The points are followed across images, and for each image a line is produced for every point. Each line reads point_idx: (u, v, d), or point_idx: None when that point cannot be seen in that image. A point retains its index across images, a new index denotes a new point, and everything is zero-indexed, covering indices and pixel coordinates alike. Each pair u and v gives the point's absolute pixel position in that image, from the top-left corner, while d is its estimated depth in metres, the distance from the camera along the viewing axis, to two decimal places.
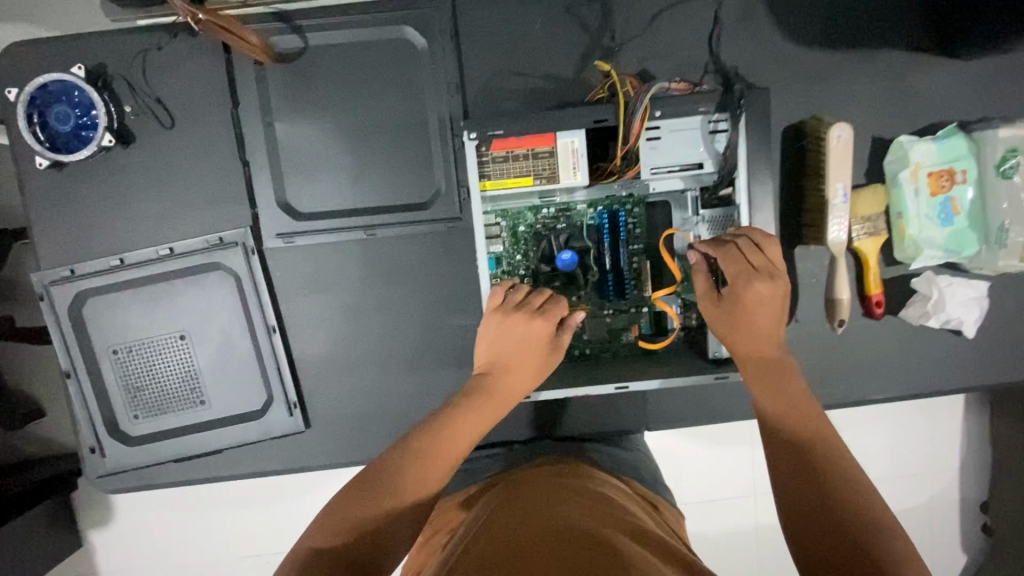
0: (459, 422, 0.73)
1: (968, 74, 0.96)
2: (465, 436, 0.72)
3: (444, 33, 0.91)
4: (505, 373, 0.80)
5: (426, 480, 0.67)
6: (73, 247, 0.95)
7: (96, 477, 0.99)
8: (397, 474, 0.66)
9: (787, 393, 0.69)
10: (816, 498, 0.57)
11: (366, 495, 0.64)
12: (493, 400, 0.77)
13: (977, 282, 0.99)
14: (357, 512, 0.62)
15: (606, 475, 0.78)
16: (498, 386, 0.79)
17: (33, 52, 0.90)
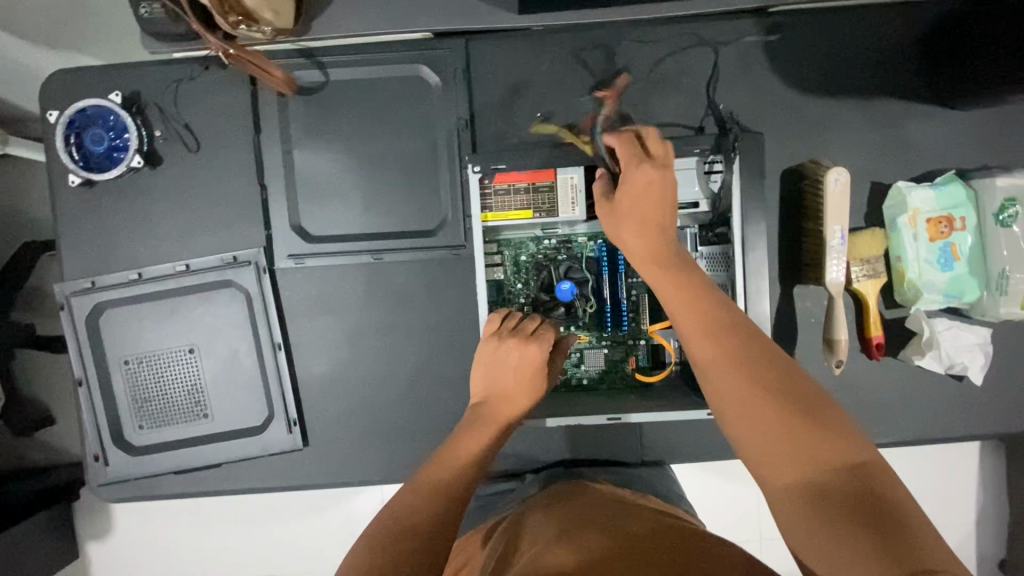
0: (463, 444, 0.75)
1: (966, 124, 0.98)
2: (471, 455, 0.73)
3: (456, 72, 0.96)
4: (503, 400, 0.82)
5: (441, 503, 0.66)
6: (96, 261, 1.00)
7: (97, 486, 1.01)
8: (415, 502, 0.65)
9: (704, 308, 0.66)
10: (765, 439, 0.57)
11: (390, 528, 0.62)
12: (493, 425, 0.79)
13: (978, 326, 0.99)
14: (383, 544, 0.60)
15: (614, 489, 0.83)
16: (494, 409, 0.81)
17: (76, 79, 0.97)
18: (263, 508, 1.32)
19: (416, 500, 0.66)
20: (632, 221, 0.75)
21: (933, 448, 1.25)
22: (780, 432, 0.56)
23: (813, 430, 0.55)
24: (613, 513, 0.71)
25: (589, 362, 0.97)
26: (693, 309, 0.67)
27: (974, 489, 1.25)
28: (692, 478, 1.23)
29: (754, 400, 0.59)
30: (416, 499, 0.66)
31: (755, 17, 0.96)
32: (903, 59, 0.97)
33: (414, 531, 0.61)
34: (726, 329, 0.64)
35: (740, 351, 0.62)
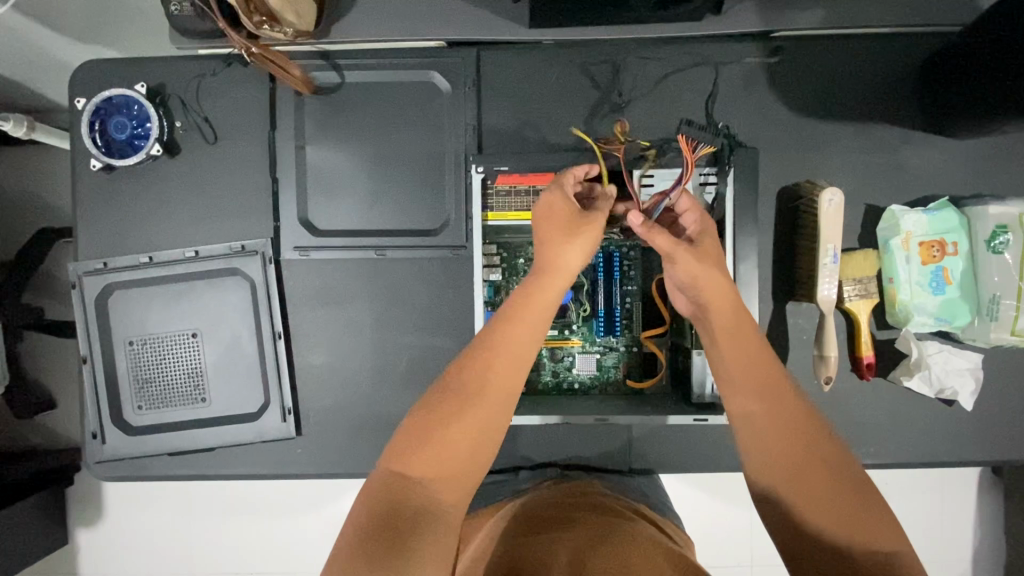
0: (486, 370, 0.66)
1: (959, 153, 1.00)
2: (497, 387, 0.65)
3: (467, 80, 1.00)
4: (530, 316, 0.69)
5: (465, 446, 0.62)
6: (110, 243, 1.03)
7: (93, 463, 1.03)
8: (437, 436, 0.62)
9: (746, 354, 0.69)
10: (804, 503, 0.60)
11: (410, 456, 0.61)
12: (516, 350, 0.67)
13: (970, 351, 0.99)
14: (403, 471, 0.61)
15: (607, 493, 0.84)
16: (518, 330, 0.68)
17: (104, 69, 1.02)
18: (253, 500, 1.33)
19: (438, 435, 0.62)
20: (711, 267, 0.72)
21: (924, 475, 1.24)
22: (822, 502, 0.59)
23: (853, 506, 0.59)
24: (605, 512, 0.73)
25: (580, 366, 0.98)
26: (755, 367, 0.68)
27: (965, 519, 1.24)
28: (681, 492, 1.23)
29: (804, 466, 0.62)
30: (438, 434, 0.62)
31: (757, 41, 0.99)
32: (899, 88, 1.00)
33: (443, 465, 0.61)
34: (783, 392, 0.66)
35: (792, 418, 0.65)
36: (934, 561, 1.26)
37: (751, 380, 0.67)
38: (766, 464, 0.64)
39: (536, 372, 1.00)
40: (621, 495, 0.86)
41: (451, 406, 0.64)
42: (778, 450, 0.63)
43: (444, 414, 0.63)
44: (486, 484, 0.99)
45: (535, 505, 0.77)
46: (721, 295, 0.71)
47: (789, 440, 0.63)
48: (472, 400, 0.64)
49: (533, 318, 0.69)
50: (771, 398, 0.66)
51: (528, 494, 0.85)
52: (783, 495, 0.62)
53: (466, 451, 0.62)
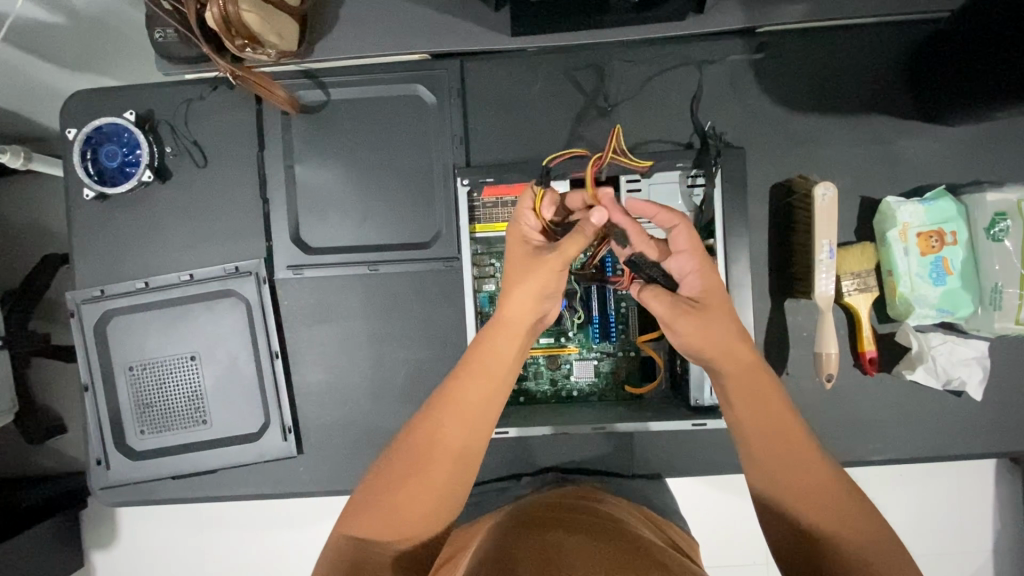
0: (437, 429, 0.67)
1: (954, 140, 0.99)
2: (449, 446, 0.67)
3: (451, 91, 1.00)
4: (478, 380, 0.70)
5: (426, 503, 0.65)
6: (106, 270, 1.04)
7: (99, 490, 1.04)
8: (390, 500, 0.65)
9: (754, 404, 0.68)
10: (822, 524, 0.61)
11: (365, 515, 0.65)
12: (472, 413, 0.68)
13: (975, 341, 0.98)
14: (359, 532, 0.64)
15: (613, 498, 0.83)
16: (472, 390, 0.69)
17: (94, 98, 1.03)
18: (260, 516, 1.33)
19: (394, 495, 0.65)
20: (721, 330, 0.70)
21: (936, 466, 1.22)
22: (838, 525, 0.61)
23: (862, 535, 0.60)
24: (611, 519, 0.72)
25: (578, 373, 0.98)
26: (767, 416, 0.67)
27: (979, 509, 1.22)
28: (687, 492, 1.21)
29: (822, 496, 0.62)
30: (394, 490, 0.65)
31: (742, 38, 0.98)
32: (889, 77, 0.99)
33: (395, 524, 0.64)
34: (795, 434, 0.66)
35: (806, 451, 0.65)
36: (950, 554, 1.23)
37: (763, 422, 0.67)
38: (783, 490, 0.64)
39: (533, 380, 1.00)
40: (629, 500, 0.86)
41: (401, 470, 0.66)
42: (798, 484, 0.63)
43: (395, 477, 0.66)
44: (490, 491, 0.98)
45: (538, 509, 0.75)
46: (726, 349, 0.69)
47: (805, 474, 0.64)
48: (424, 461, 0.66)
49: (481, 381, 0.70)
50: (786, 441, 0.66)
51: (538, 495, 0.84)
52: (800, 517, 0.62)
53: (426, 504, 0.65)
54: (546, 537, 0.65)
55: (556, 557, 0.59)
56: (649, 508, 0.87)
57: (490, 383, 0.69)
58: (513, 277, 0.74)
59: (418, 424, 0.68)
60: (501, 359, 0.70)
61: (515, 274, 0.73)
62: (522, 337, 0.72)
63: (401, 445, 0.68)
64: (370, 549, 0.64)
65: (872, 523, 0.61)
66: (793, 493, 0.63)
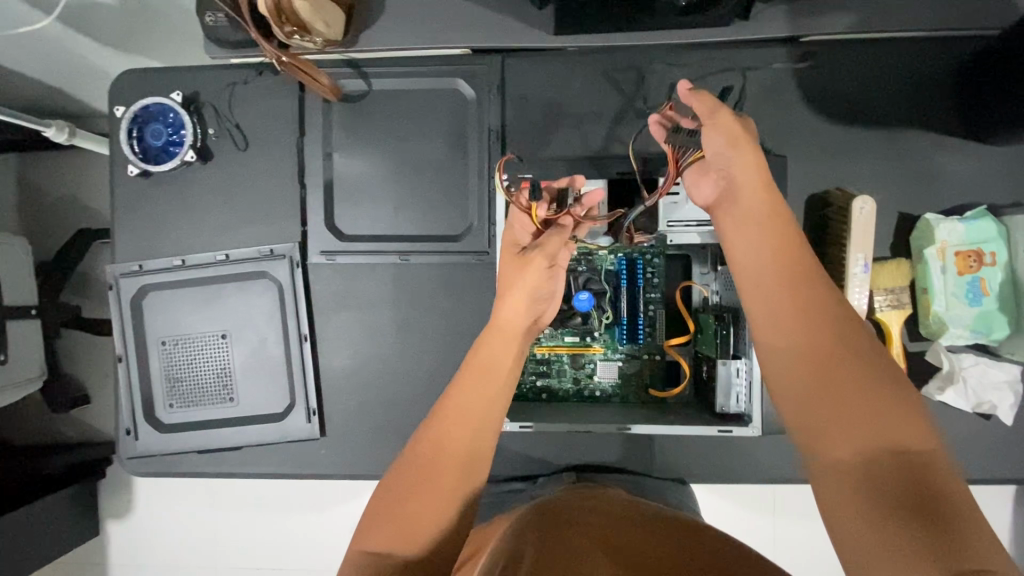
0: (444, 435, 0.69)
1: (998, 160, 0.97)
2: (458, 448, 0.69)
3: (491, 87, 1.01)
4: (479, 382, 0.73)
5: (439, 507, 0.65)
6: (144, 246, 1.07)
7: (126, 458, 1.07)
8: (402, 508, 0.64)
9: (771, 291, 0.64)
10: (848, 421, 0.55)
11: (379, 527, 0.64)
12: (475, 414, 0.71)
13: (1008, 364, 0.96)
14: (374, 545, 0.63)
15: (628, 496, 0.82)
16: (473, 392, 0.73)
17: (143, 78, 1.06)
18: (276, 497, 1.36)
19: (405, 503, 0.65)
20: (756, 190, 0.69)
21: None
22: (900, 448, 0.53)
23: (937, 459, 0.52)
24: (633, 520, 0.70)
25: (602, 373, 0.98)
26: (814, 335, 0.60)
27: (998, 538, 1.20)
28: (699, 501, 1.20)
29: (838, 385, 0.57)
30: (406, 500, 0.65)
31: (787, 46, 0.98)
32: (935, 93, 0.97)
33: (410, 534, 0.63)
34: (845, 352, 0.59)
35: (855, 368, 0.57)
36: None
37: (797, 342, 0.61)
38: (801, 394, 0.59)
39: (556, 378, 1.00)
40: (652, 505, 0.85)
41: (413, 477, 0.67)
42: (850, 409, 0.56)
43: (406, 484, 0.66)
44: (510, 490, 0.99)
45: (555, 507, 0.76)
46: (752, 228, 0.68)
47: (818, 365, 0.59)
48: (433, 467, 0.67)
49: (482, 381, 0.74)
50: (830, 362, 0.58)
51: (557, 495, 0.83)
52: (853, 445, 0.54)
53: (439, 510, 0.65)
54: (572, 532, 0.68)
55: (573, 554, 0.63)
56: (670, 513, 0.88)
57: (492, 387, 0.73)
58: (509, 277, 0.81)
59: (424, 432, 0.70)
60: (499, 362, 0.76)
61: (509, 276, 0.81)
62: (517, 343, 0.78)
63: (407, 457, 0.69)
64: (385, 563, 0.61)
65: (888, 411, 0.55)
66: (811, 398, 0.58)
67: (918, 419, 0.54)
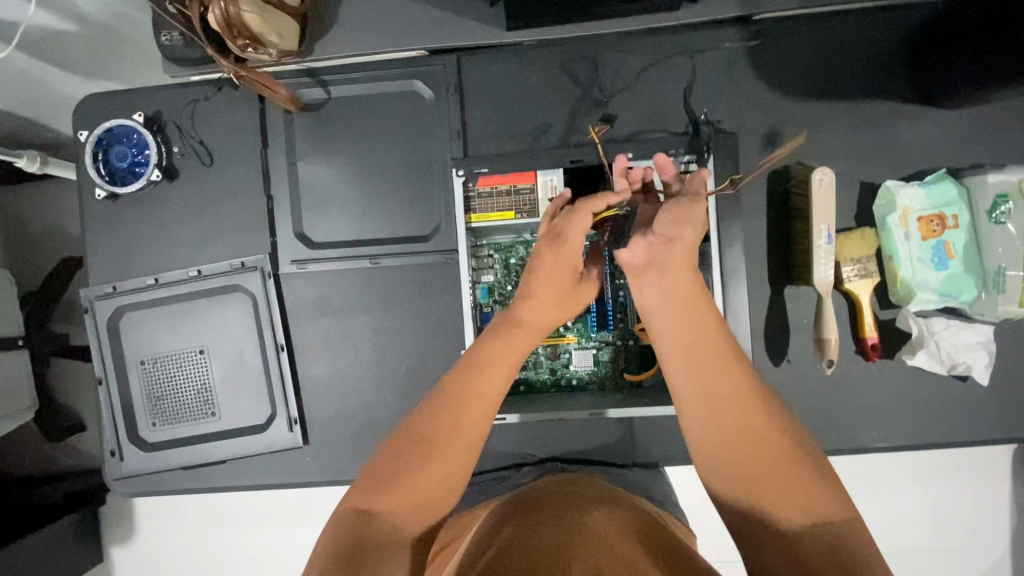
0: (456, 412, 0.68)
1: (955, 123, 0.98)
2: (467, 425, 0.67)
3: (449, 87, 1.02)
4: (489, 369, 0.71)
5: (438, 481, 0.65)
6: (118, 268, 1.07)
7: (113, 480, 1.07)
8: (405, 476, 0.64)
9: (694, 355, 0.66)
10: (778, 497, 0.58)
11: (377, 492, 0.63)
12: (484, 394, 0.69)
13: (980, 325, 0.96)
14: (369, 504, 0.62)
15: (612, 488, 0.83)
16: (486, 375, 0.70)
17: (104, 101, 1.06)
18: (271, 509, 1.36)
19: (409, 472, 0.64)
20: (683, 244, 0.69)
21: (944, 457, 1.21)
22: (816, 518, 0.56)
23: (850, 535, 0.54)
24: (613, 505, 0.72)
25: (578, 362, 0.99)
26: (738, 406, 0.63)
27: (991, 500, 1.20)
28: (689, 485, 1.20)
29: (768, 465, 0.60)
30: (412, 469, 0.64)
31: (737, 26, 0.99)
32: (888, 62, 0.98)
33: (414, 500, 0.63)
34: (764, 425, 0.62)
35: (779, 448, 0.60)
36: (960, 547, 1.22)
37: (722, 409, 0.63)
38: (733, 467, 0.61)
39: (533, 370, 1.01)
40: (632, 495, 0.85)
41: (418, 448, 0.66)
42: (773, 462, 0.60)
43: (413, 454, 0.65)
44: (490, 480, 0.99)
45: (530, 498, 0.76)
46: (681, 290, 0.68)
47: (752, 440, 0.61)
48: (441, 441, 0.66)
49: (497, 364, 0.71)
50: (751, 437, 0.61)
51: (534, 486, 0.83)
52: (778, 509, 0.58)
53: (444, 480, 0.65)
54: (549, 533, 0.64)
55: (539, 543, 0.62)
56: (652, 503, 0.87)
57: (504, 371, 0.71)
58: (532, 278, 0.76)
59: (439, 403, 0.68)
60: (506, 355, 0.72)
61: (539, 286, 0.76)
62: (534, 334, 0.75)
63: (411, 432, 0.67)
64: (374, 524, 0.60)
65: (819, 496, 0.57)
66: (745, 469, 0.61)
67: (827, 491, 0.57)
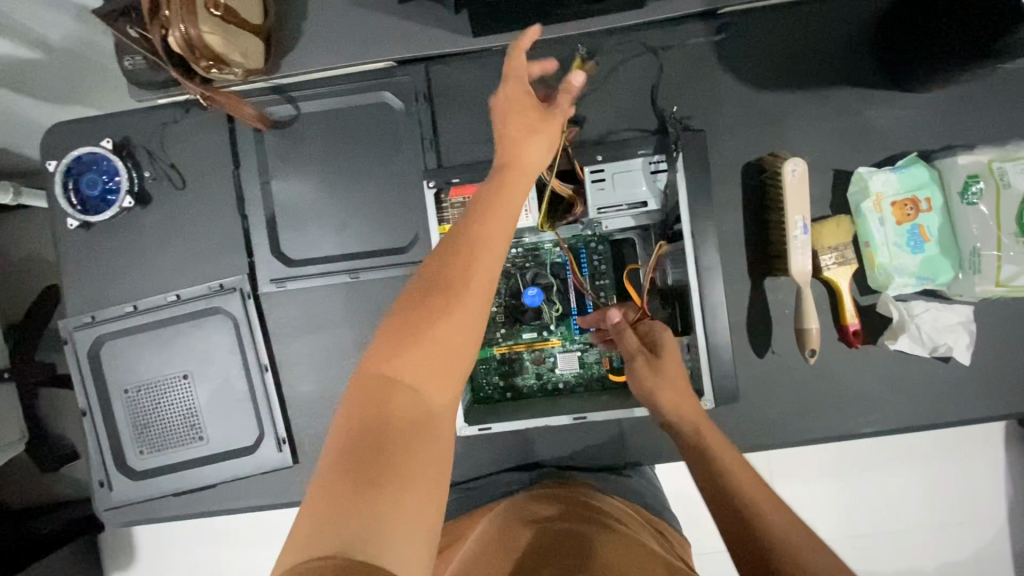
0: (475, 243, 0.55)
1: (924, 107, 0.98)
2: (479, 276, 0.54)
3: (418, 96, 1.01)
4: (494, 220, 0.58)
5: (459, 338, 0.51)
6: (96, 297, 1.07)
7: (105, 510, 1.07)
8: (399, 359, 0.49)
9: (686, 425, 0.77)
10: (754, 518, 0.62)
11: (394, 357, 0.49)
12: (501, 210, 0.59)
13: (959, 306, 0.97)
14: (352, 426, 0.46)
15: (607, 495, 0.84)
16: (495, 222, 0.58)
17: (71, 129, 1.05)
18: (270, 528, 1.35)
19: (412, 353, 0.49)
20: (670, 363, 0.81)
21: (935, 437, 1.22)
22: (783, 531, 0.60)
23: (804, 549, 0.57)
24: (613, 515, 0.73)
25: (563, 365, 0.99)
26: (725, 459, 0.71)
27: (983, 478, 1.21)
28: (684, 480, 1.21)
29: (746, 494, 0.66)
30: (414, 350, 0.50)
31: (704, 21, 0.98)
32: (854, 48, 0.98)
33: (422, 384, 0.49)
34: (736, 468, 0.70)
35: (754, 487, 0.66)
36: (956, 526, 1.22)
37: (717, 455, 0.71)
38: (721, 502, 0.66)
39: (519, 375, 1.01)
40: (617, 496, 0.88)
41: (406, 342, 0.50)
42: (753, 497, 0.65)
43: (408, 333, 0.50)
44: (480, 487, 0.99)
45: (529, 505, 0.77)
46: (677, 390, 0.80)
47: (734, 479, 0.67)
48: (447, 292, 0.52)
49: (503, 220, 0.58)
50: (727, 477, 0.68)
51: (529, 491, 0.85)
52: (761, 525, 0.61)
53: (442, 370, 0.50)
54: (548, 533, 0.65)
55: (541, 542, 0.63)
56: (643, 508, 0.87)
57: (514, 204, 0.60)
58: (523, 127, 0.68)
59: (432, 266, 0.54)
60: (495, 226, 0.57)
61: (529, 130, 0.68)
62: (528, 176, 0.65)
63: (424, 275, 0.54)
64: (386, 417, 0.46)
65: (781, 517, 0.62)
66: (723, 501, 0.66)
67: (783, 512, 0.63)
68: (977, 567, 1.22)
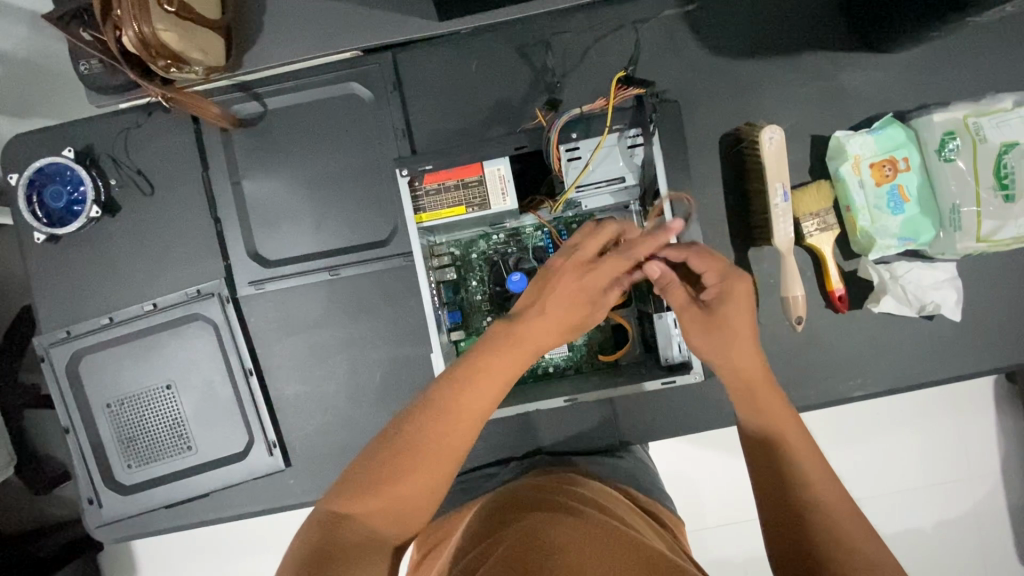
0: (463, 394, 0.67)
1: (896, 66, 0.98)
2: (455, 444, 0.65)
3: (386, 85, 0.99)
4: (486, 376, 0.69)
5: (418, 491, 0.62)
6: (71, 311, 1.04)
7: (96, 528, 1.04)
8: (387, 482, 0.61)
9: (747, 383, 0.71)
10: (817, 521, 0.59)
11: (363, 492, 0.61)
12: (486, 386, 0.68)
13: (942, 264, 0.97)
14: (342, 507, 0.60)
15: (600, 484, 0.81)
16: (486, 378, 0.68)
17: (30, 140, 1.02)
18: (271, 534, 1.34)
19: (392, 477, 0.62)
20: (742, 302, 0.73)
21: (926, 396, 1.23)
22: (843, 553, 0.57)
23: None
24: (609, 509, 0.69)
25: (551, 349, 0.97)
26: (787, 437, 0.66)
27: (976, 433, 1.22)
28: (682, 456, 1.21)
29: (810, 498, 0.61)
30: (394, 470, 0.62)
31: None
32: (823, 11, 0.97)
33: (393, 507, 0.61)
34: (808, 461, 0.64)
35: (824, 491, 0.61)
36: (953, 483, 1.23)
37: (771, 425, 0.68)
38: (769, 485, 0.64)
39: None
40: (616, 482, 0.85)
41: (394, 459, 0.63)
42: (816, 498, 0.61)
43: (398, 456, 0.63)
44: (476, 477, 0.98)
45: (515, 496, 0.74)
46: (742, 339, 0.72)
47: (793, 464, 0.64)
48: (423, 456, 0.63)
49: (491, 376, 0.69)
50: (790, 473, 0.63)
51: (522, 482, 0.82)
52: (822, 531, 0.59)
53: (426, 485, 0.63)
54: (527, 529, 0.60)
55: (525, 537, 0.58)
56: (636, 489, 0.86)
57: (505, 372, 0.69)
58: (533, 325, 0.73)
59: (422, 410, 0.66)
60: (481, 399, 0.67)
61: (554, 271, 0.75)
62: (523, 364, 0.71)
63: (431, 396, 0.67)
64: (343, 534, 0.57)
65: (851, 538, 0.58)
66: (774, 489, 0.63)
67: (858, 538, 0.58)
68: (976, 521, 1.23)
